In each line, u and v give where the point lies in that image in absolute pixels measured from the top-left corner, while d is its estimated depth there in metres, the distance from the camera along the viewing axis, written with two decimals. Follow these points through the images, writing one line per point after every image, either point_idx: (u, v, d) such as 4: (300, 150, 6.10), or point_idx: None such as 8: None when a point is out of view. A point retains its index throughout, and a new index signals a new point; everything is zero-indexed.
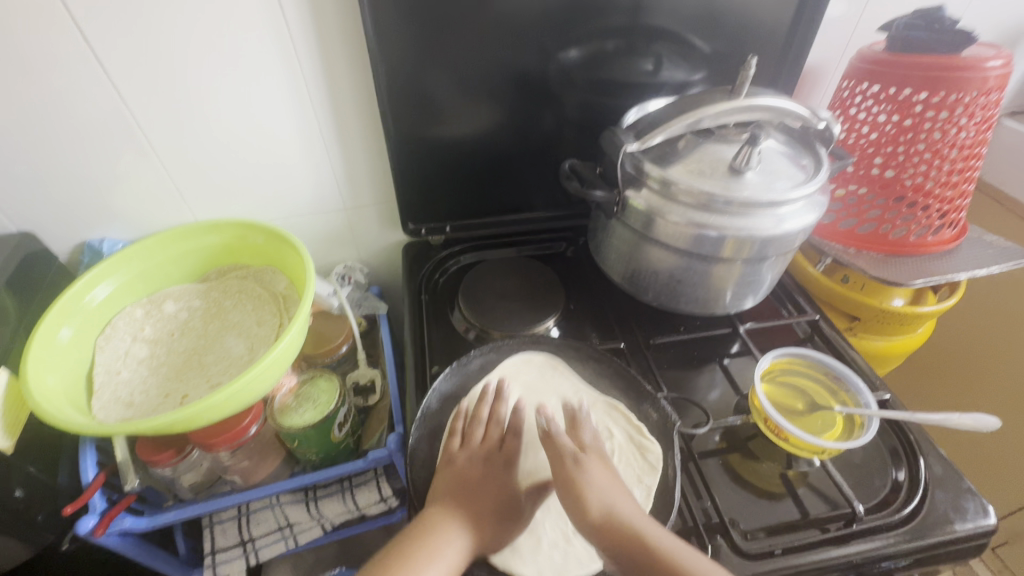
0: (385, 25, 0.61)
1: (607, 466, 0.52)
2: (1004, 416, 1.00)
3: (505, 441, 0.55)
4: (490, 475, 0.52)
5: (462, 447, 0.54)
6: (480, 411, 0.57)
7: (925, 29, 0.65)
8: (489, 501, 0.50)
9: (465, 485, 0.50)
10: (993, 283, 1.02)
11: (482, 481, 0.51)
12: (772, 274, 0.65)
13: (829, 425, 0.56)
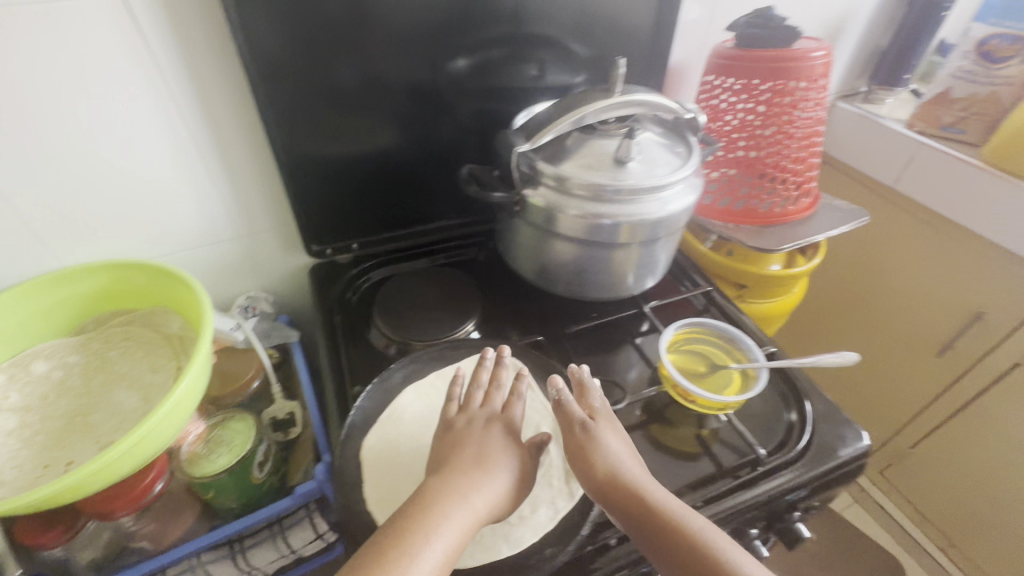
0: (274, 36, 0.59)
1: (618, 436, 0.53)
2: (887, 343, 1.21)
3: (507, 406, 0.55)
4: (500, 441, 0.52)
5: (460, 413, 0.55)
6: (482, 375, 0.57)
7: (762, 28, 0.74)
8: (490, 463, 0.50)
9: (464, 455, 0.50)
10: (859, 239, 1.20)
11: (489, 446, 0.51)
12: (664, 254, 0.71)
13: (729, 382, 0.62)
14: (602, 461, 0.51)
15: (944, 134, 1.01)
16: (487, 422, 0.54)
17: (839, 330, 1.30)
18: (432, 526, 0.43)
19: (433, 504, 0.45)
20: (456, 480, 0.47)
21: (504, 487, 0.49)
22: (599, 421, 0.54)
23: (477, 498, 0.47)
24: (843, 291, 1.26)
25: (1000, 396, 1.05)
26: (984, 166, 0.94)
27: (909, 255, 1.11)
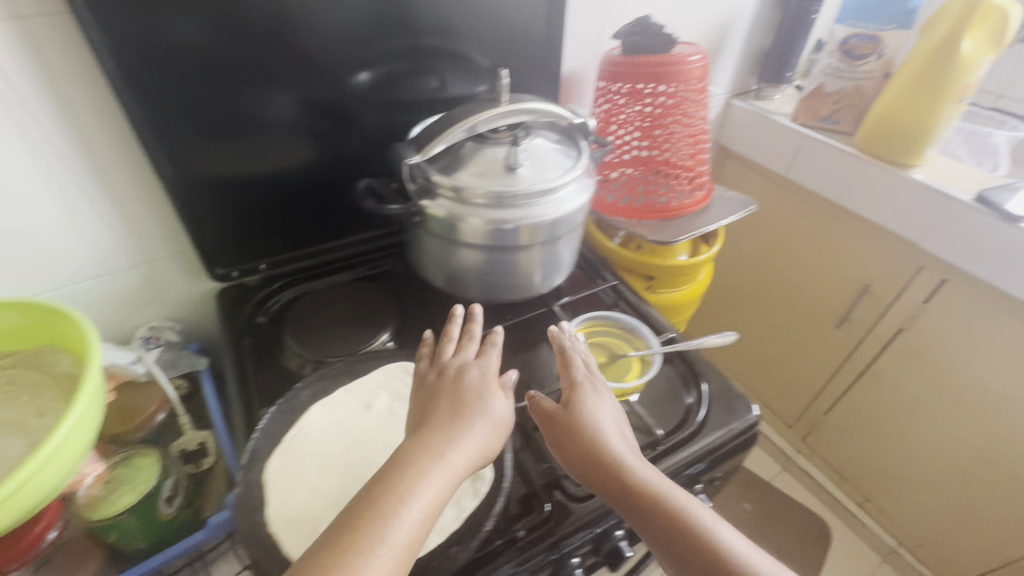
0: (201, 37, 0.59)
1: (601, 407, 0.56)
2: (799, 318, 1.32)
3: (481, 356, 0.58)
4: (482, 397, 0.53)
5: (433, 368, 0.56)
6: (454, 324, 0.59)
7: (642, 35, 0.79)
8: (468, 414, 0.51)
9: (440, 412, 0.51)
10: (769, 226, 1.30)
11: (468, 399, 0.52)
12: (568, 251, 0.74)
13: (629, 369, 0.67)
14: (591, 439, 0.53)
15: (822, 125, 1.11)
16: (462, 376, 0.54)
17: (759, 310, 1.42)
18: (411, 487, 0.44)
19: (411, 465, 0.46)
20: (434, 439, 0.48)
21: (483, 442, 0.50)
22: (585, 398, 0.56)
23: (456, 456, 0.47)
24: (761, 274, 1.37)
25: (893, 360, 1.16)
26: (857, 154, 1.05)
27: (809, 237, 1.21)
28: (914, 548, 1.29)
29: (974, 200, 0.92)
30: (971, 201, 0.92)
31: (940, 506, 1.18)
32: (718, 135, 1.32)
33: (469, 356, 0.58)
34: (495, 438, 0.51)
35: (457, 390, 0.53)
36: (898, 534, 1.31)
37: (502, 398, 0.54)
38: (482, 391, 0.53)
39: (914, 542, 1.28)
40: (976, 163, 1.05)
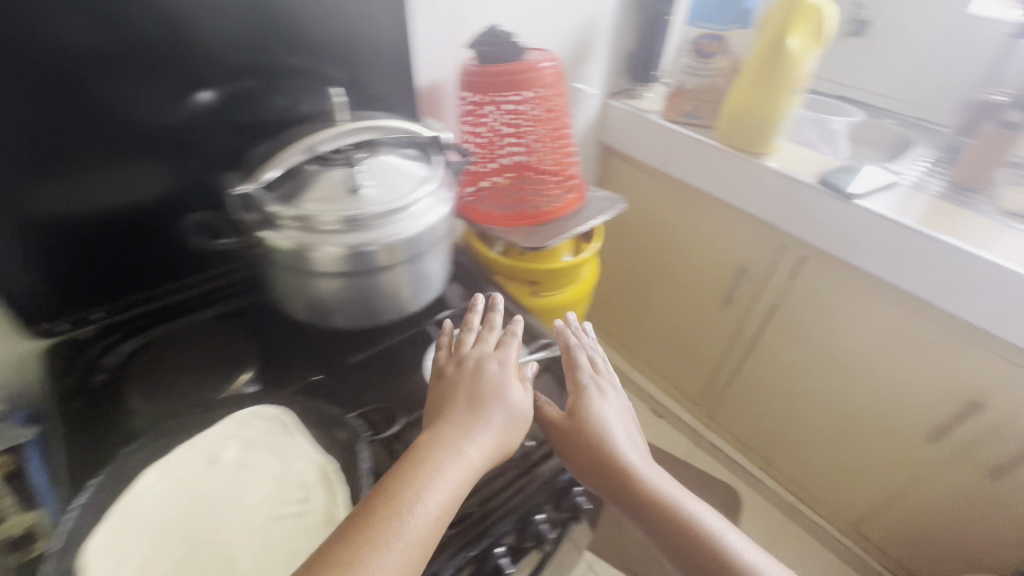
0: (63, 38, 0.56)
1: (608, 410, 0.62)
2: (687, 301, 1.40)
3: (499, 345, 0.60)
4: (508, 387, 0.55)
5: (451, 359, 0.60)
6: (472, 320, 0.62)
7: (491, 45, 0.79)
8: (485, 408, 0.53)
9: (456, 405, 0.53)
10: (652, 217, 1.37)
11: (493, 390, 0.55)
12: (435, 266, 0.73)
13: None
14: (598, 445, 0.58)
15: (687, 120, 1.18)
16: (484, 366, 0.57)
17: (655, 298, 1.50)
18: (427, 482, 0.45)
19: (433, 460, 0.47)
20: (445, 435, 0.49)
21: (503, 433, 0.52)
22: (589, 406, 0.61)
23: (477, 450, 0.49)
24: (653, 263, 1.44)
25: (773, 333, 1.25)
26: (720, 146, 1.11)
27: (687, 227, 1.29)
28: (812, 503, 1.39)
29: (817, 182, 1.01)
30: (815, 183, 1.00)
31: (827, 462, 1.28)
32: (601, 135, 1.36)
33: (489, 347, 0.60)
34: (516, 430, 0.53)
35: (477, 380, 0.56)
36: (799, 492, 1.41)
37: (520, 390, 0.56)
38: (510, 381, 0.56)
39: (815, 498, 1.38)
40: (824, 150, 1.18)
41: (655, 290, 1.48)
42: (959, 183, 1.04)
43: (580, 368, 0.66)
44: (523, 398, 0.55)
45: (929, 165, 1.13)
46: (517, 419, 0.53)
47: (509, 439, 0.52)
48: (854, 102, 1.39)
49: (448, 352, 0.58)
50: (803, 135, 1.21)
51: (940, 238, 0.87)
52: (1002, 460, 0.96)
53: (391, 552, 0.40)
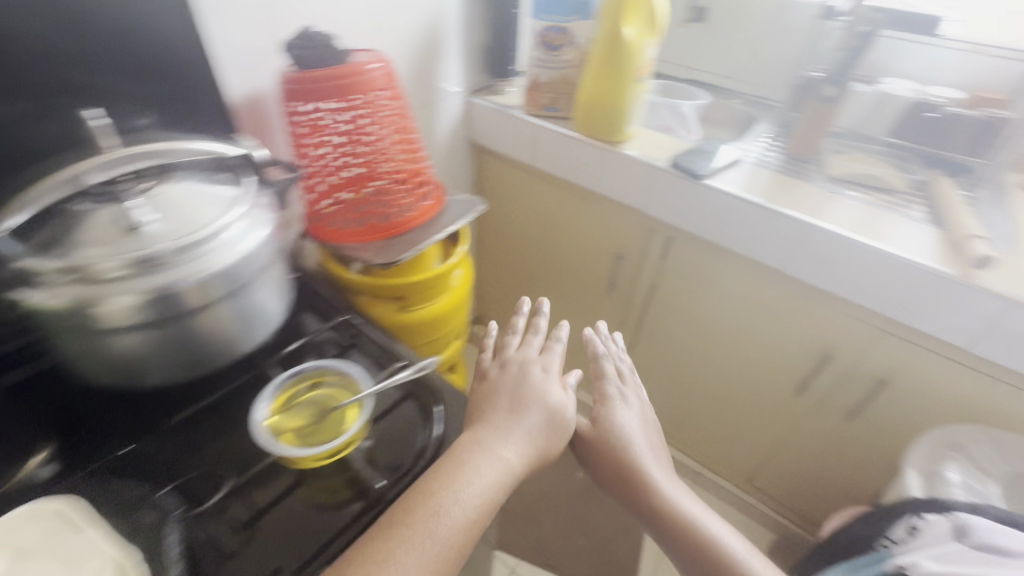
0: None
1: (634, 423, 0.70)
2: (575, 289, 1.43)
3: (541, 354, 0.73)
4: (543, 395, 0.66)
5: (497, 364, 0.72)
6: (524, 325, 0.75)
7: (305, 49, 0.72)
8: (527, 410, 0.64)
9: (501, 410, 0.63)
10: (532, 213, 1.38)
11: (530, 396, 0.65)
12: (269, 295, 0.66)
13: (344, 418, 0.60)
14: (617, 453, 0.67)
15: (547, 114, 1.17)
16: (523, 378, 0.68)
17: (546, 290, 1.52)
18: (462, 483, 0.54)
19: (476, 463, 0.56)
20: (488, 437, 0.59)
21: (539, 433, 0.62)
22: (611, 416, 0.70)
23: (515, 456, 0.58)
24: (540, 256, 1.46)
25: (655, 314, 1.29)
26: (580, 137, 1.12)
27: (564, 219, 1.31)
28: (715, 468, 1.46)
29: (670, 165, 1.04)
30: (669, 167, 1.03)
31: (718, 427, 1.36)
32: (470, 134, 1.33)
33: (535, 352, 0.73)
34: (550, 434, 0.63)
35: (519, 386, 0.67)
36: (701, 459, 1.48)
37: (557, 392, 0.67)
38: (542, 392, 0.66)
39: (715, 462, 1.45)
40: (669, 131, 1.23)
41: (546, 282, 1.51)
42: (793, 156, 1.13)
43: (606, 379, 0.75)
44: (553, 403, 0.65)
45: (769, 141, 1.22)
46: (549, 422, 0.64)
47: (542, 441, 0.62)
48: (705, 85, 1.47)
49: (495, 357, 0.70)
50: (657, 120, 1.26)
51: (777, 209, 0.93)
52: (855, 404, 1.05)
53: (425, 550, 0.49)
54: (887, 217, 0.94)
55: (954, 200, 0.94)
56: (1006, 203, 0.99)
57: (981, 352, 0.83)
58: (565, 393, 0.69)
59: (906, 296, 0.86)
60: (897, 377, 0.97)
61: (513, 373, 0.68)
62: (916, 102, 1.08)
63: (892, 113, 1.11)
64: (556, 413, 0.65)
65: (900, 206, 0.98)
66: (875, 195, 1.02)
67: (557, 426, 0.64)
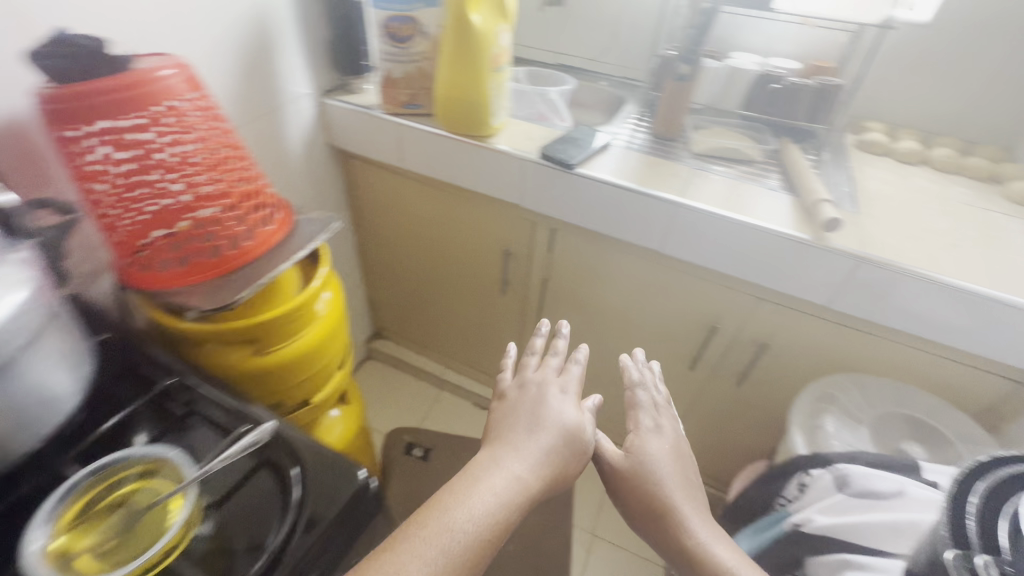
0: None
1: (664, 457, 0.77)
2: (470, 291, 1.38)
3: (565, 376, 0.81)
4: (557, 416, 0.73)
5: (525, 385, 0.80)
6: (542, 346, 0.83)
7: (62, 58, 0.58)
8: (545, 429, 0.71)
9: (520, 429, 0.71)
10: (413, 217, 1.29)
11: (548, 417, 0.73)
12: (48, 371, 0.50)
13: (161, 518, 0.49)
14: (642, 476, 0.75)
15: (409, 111, 1.08)
16: (550, 406, 0.75)
17: (442, 295, 1.45)
18: (474, 493, 0.60)
19: (490, 478, 0.63)
20: (503, 450, 0.67)
21: (552, 450, 0.69)
22: (644, 447, 0.79)
23: (528, 473, 0.65)
24: (429, 261, 1.38)
25: (552, 307, 1.27)
26: (444, 134, 1.05)
27: (446, 220, 1.24)
28: None
29: (540, 157, 1.00)
30: (540, 159, 0.99)
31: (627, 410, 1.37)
32: (330, 138, 1.21)
33: (557, 374, 0.81)
34: (562, 453, 0.70)
35: (540, 406, 0.74)
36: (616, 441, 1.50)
37: (575, 412, 0.75)
38: (568, 416, 0.74)
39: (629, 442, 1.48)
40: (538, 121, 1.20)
41: (440, 287, 1.43)
42: (660, 135, 1.14)
43: (641, 409, 0.84)
44: (574, 426, 0.73)
45: (636, 122, 1.22)
46: (564, 441, 0.71)
47: (556, 459, 0.68)
48: (573, 69, 1.46)
49: (514, 378, 0.78)
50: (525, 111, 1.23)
51: (648, 191, 0.93)
52: (742, 369, 1.10)
53: (429, 553, 0.54)
54: (747, 189, 0.97)
55: (802, 166, 0.99)
56: (846, 165, 1.08)
57: (840, 307, 0.89)
58: (584, 416, 0.77)
59: (771, 264, 0.89)
60: (774, 339, 1.02)
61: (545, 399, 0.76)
62: (761, 74, 1.13)
63: (742, 87, 1.16)
64: (577, 433, 0.73)
65: (755, 177, 1.02)
66: (734, 168, 1.05)
67: (576, 445, 0.72)
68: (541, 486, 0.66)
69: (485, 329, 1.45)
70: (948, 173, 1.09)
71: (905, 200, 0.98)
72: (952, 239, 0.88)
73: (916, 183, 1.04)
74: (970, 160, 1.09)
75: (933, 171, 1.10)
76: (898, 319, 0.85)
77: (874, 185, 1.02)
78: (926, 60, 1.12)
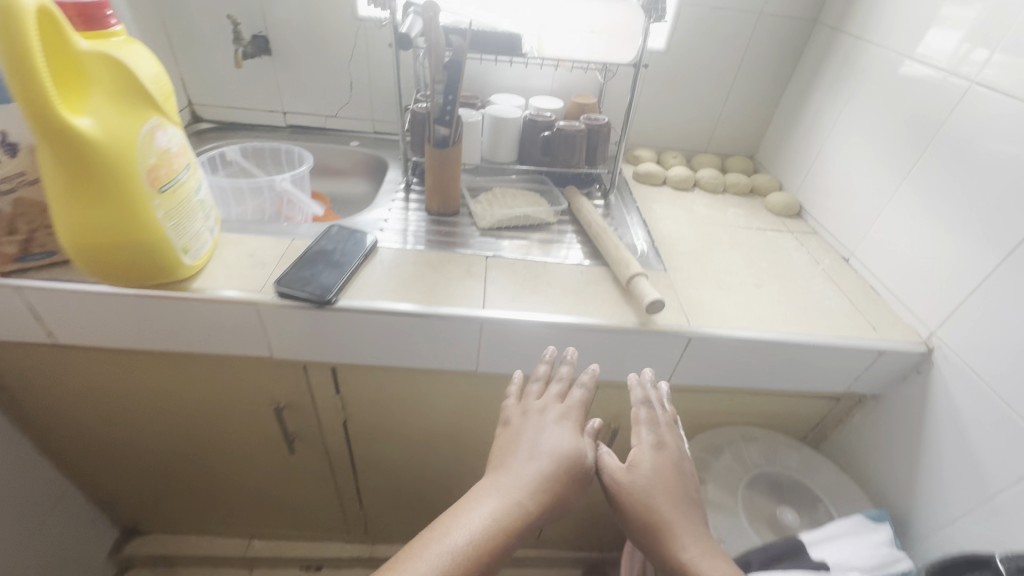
0: None
1: (671, 485, 0.60)
2: (245, 456, 0.98)
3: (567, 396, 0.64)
4: (554, 441, 0.59)
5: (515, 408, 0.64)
6: (537, 371, 0.65)
7: None
8: (541, 454, 0.57)
9: (520, 456, 0.57)
10: (115, 393, 0.85)
11: (545, 444, 0.58)
12: None
13: None
14: (642, 506, 0.58)
15: (37, 264, 0.66)
16: (552, 429, 0.60)
17: (208, 469, 1.02)
18: (472, 514, 0.52)
19: (487, 502, 0.52)
20: (500, 473, 0.56)
21: (553, 476, 0.55)
22: (645, 465, 0.60)
23: (529, 501, 0.53)
24: (168, 437, 0.94)
25: (363, 446, 0.97)
26: (110, 292, 0.65)
27: (174, 388, 0.84)
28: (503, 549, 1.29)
29: (279, 294, 0.68)
30: (275, 296, 0.68)
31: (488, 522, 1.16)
32: None
33: (558, 401, 0.64)
34: (565, 480, 0.56)
35: (536, 433, 0.60)
36: None
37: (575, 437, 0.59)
38: (568, 442, 0.59)
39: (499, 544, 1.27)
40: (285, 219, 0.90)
41: (201, 461, 1.01)
42: (439, 211, 0.92)
43: (642, 424, 0.64)
44: (574, 454, 0.58)
45: (406, 196, 0.98)
46: (564, 468, 0.56)
47: (558, 488, 0.55)
48: (312, 133, 1.17)
49: (512, 404, 0.62)
50: (248, 212, 0.88)
51: (441, 309, 0.69)
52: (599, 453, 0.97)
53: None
54: (552, 268, 0.82)
55: (602, 226, 0.87)
56: (633, 205, 1.02)
57: (680, 383, 0.79)
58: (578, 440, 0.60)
59: (604, 358, 0.75)
60: (622, 418, 0.90)
61: (550, 416, 0.62)
62: (528, 120, 1.00)
63: (512, 136, 1.01)
64: (582, 457, 0.58)
65: (555, 248, 0.87)
66: (530, 240, 0.89)
67: (579, 467, 0.57)
68: (546, 515, 0.54)
69: (288, 489, 1.07)
70: (716, 193, 1.11)
71: (698, 239, 0.94)
72: (753, 277, 0.85)
73: (698, 212, 1.03)
74: (730, 176, 1.13)
75: (705, 194, 1.11)
76: (738, 383, 0.79)
77: (666, 227, 0.97)
78: (672, 85, 1.12)
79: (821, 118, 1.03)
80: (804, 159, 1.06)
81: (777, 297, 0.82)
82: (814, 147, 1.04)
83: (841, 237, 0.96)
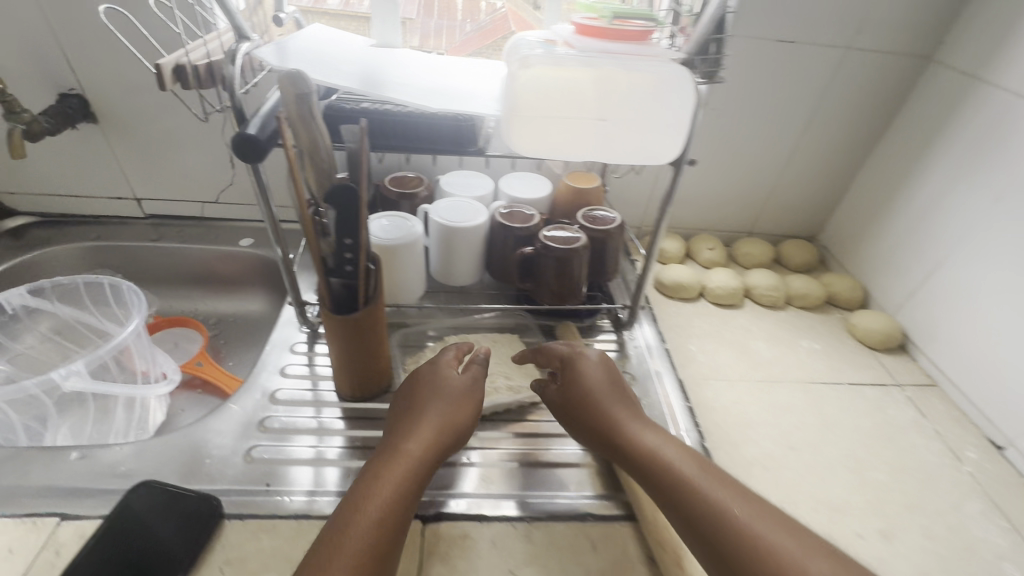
0: None
1: (610, 392, 0.49)
2: None
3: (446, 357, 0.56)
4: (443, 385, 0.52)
5: None
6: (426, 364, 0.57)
7: None
8: (420, 401, 0.50)
9: (404, 414, 0.49)
10: None
11: (422, 390, 0.51)
12: None
13: None
14: (583, 408, 0.49)
15: None
16: (438, 365, 0.53)
17: None
18: (372, 470, 0.43)
19: (377, 457, 0.44)
20: (389, 436, 0.47)
21: (435, 413, 0.48)
22: (573, 380, 0.51)
23: (417, 441, 0.45)
24: None
25: None
26: None
27: None
28: None
29: None
30: None
31: None
32: None
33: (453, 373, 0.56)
34: (457, 409, 0.50)
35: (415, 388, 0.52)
36: None
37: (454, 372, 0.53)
38: (451, 375, 0.52)
39: None
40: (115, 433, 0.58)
41: None
42: (358, 395, 0.56)
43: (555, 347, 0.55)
44: (461, 380, 0.51)
45: (308, 351, 0.62)
46: (453, 400, 0.50)
47: (452, 419, 0.48)
48: (183, 227, 0.80)
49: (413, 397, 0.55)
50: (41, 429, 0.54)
51: None
52: None
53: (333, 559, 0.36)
54: (540, 537, 0.47)
55: None
56: (662, 348, 0.67)
57: None
58: (468, 369, 0.53)
59: None
60: None
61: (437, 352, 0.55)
62: (495, 227, 0.65)
63: (473, 249, 0.65)
64: (475, 380, 0.52)
65: (544, 469, 0.52)
66: (502, 452, 0.54)
67: (469, 398, 0.51)
68: (446, 445, 0.48)
69: None
70: (777, 308, 0.77)
71: (770, 419, 0.60)
72: (874, 514, 0.52)
73: (756, 350, 0.69)
74: (793, 279, 0.78)
75: (760, 312, 0.76)
76: None
77: (717, 395, 0.62)
78: (708, 148, 0.77)
79: (938, 206, 0.68)
80: (906, 264, 0.73)
81: (923, 563, 0.48)
82: (926, 248, 0.70)
83: (980, 398, 0.63)
